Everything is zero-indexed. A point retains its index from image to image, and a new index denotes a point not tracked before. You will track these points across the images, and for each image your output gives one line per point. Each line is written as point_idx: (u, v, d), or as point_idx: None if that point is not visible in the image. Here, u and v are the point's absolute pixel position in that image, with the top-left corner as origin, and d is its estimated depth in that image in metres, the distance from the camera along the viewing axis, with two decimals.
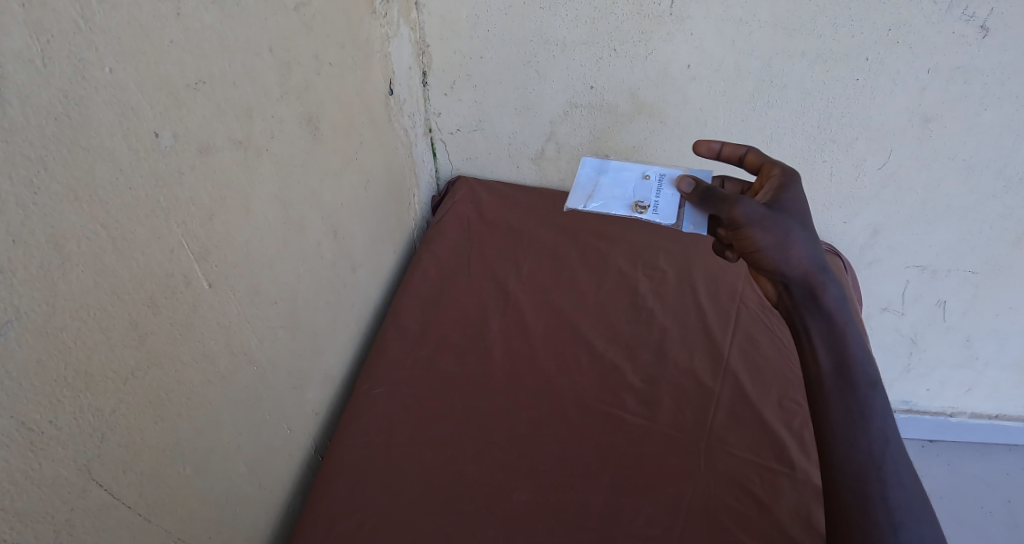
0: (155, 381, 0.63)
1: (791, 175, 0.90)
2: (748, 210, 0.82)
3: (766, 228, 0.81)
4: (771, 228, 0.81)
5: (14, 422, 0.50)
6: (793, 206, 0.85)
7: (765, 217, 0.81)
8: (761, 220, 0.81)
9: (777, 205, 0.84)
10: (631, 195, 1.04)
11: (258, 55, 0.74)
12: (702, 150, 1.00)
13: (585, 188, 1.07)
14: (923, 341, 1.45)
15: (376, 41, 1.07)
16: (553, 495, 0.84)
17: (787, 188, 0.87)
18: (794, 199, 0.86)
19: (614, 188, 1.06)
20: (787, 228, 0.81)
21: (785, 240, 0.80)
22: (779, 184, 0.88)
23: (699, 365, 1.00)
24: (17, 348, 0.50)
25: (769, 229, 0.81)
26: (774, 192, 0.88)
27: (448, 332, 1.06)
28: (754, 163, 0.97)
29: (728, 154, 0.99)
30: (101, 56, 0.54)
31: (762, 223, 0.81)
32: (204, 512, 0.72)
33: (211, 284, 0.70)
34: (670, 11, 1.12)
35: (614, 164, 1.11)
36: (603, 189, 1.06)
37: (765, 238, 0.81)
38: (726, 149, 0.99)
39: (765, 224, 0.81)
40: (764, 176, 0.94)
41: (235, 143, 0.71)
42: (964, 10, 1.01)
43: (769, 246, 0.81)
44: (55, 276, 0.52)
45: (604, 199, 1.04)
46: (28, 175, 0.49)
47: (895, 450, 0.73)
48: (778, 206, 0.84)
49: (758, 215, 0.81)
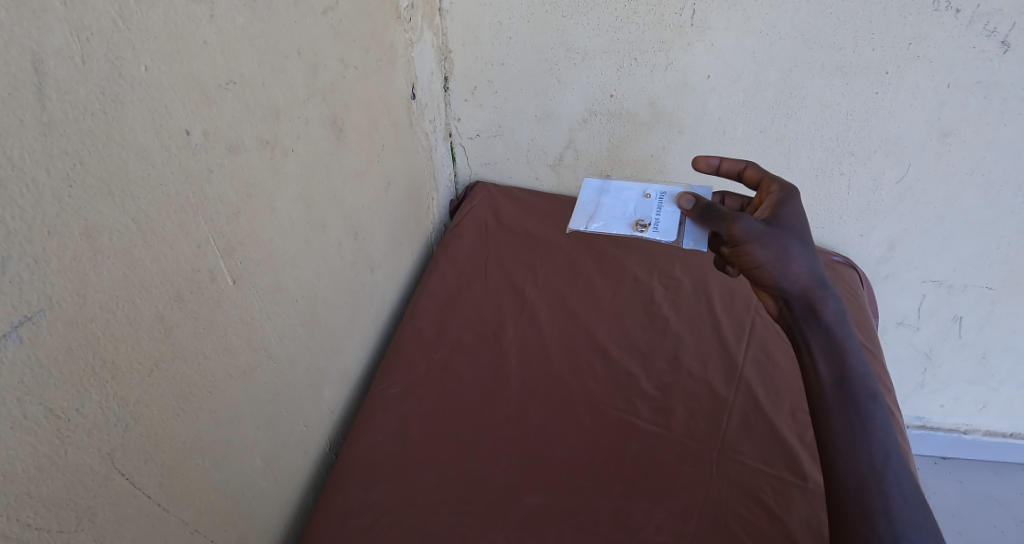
0: (179, 373, 0.64)
1: (790, 191, 0.90)
2: (747, 227, 0.82)
3: (765, 244, 0.81)
4: (770, 244, 0.81)
5: (43, 408, 0.51)
6: (791, 222, 0.85)
7: (763, 233, 0.82)
8: (760, 237, 0.81)
9: (775, 222, 0.84)
10: (632, 214, 1.05)
11: (287, 58, 0.76)
12: (701, 166, 1.01)
13: (587, 208, 1.09)
14: (938, 357, 1.44)
15: (400, 46, 1.08)
16: (565, 500, 0.84)
17: (785, 203, 0.88)
18: (792, 214, 0.86)
19: (615, 207, 1.07)
20: (785, 244, 0.81)
21: (784, 256, 0.81)
22: (778, 200, 0.88)
23: (712, 374, 1.01)
24: (48, 336, 0.51)
25: (768, 245, 0.81)
26: (772, 208, 0.88)
27: (463, 335, 1.07)
28: (753, 178, 0.97)
29: (727, 170, 0.99)
30: (138, 54, 0.55)
31: (760, 240, 0.82)
32: (220, 504, 0.73)
33: (235, 280, 0.71)
34: (691, 21, 1.12)
35: (615, 185, 1.12)
36: (606, 208, 1.08)
37: (764, 254, 0.81)
38: (725, 164, 0.99)
39: (764, 241, 0.81)
40: (763, 192, 0.94)
41: (262, 143, 0.73)
42: (985, 25, 1.01)
43: (768, 262, 0.81)
44: (87, 269, 0.53)
45: (605, 218, 1.05)
46: (64, 168, 0.50)
47: (896, 464, 0.73)
48: (776, 222, 0.84)
49: (757, 232, 0.82)
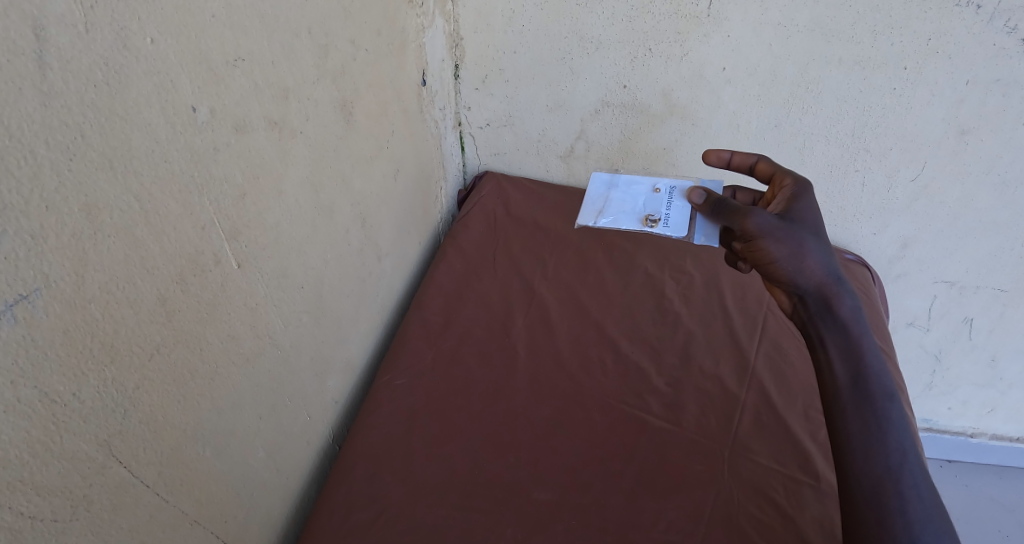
0: (180, 358, 0.62)
1: (803, 185, 0.87)
2: (760, 222, 0.80)
3: (779, 239, 0.79)
4: (784, 240, 0.79)
5: (37, 392, 0.49)
6: (805, 217, 0.82)
7: (778, 227, 0.79)
8: (774, 232, 0.79)
9: (790, 216, 0.82)
10: (642, 209, 1.02)
11: (297, 37, 0.73)
12: (712, 159, 0.99)
13: (595, 203, 1.07)
14: (948, 359, 1.43)
15: (411, 30, 1.06)
16: (573, 497, 0.82)
17: (799, 197, 0.85)
18: (806, 209, 0.84)
19: (624, 202, 1.04)
20: (800, 239, 0.79)
21: (799, 251, 0.79)
22: (791, 194, 0.86)
23: (724, 371, 0.98)
24: (44, 316, 0.49)
25: (782, 240, 0.79)
26: (786, 202, 0.85)
27: (471, 327, 1.05)
28: (765, 172, 0.95)
29: (738, 163, 0.97)
30: (143, 25, 0.53)
31: (774, 235, 0.79)
32: (219, 495, 0.71)
33: (241, 264, 0.69)
34: (707, 12, 1.10)
35: (625, 179, 1.09)
36: (614, 203, 1.05)
37: (778, 250, 0.79)
38: (736, 158, 0.97)
39: (778, 236, 0.79)
40: (775, 186, 0.91)
41: (271, 122, 0.71)
42: (1006, 22, 0.99)
43: (782, 257, 0.79)
44: (86, 247, 0.51)
45: (614, 214, 1.03)
46: (65, 141, 0.48)
47: (912, 463, 0.71)
48: (790, 217, 0.82)
49: (771, 226, 0.79)
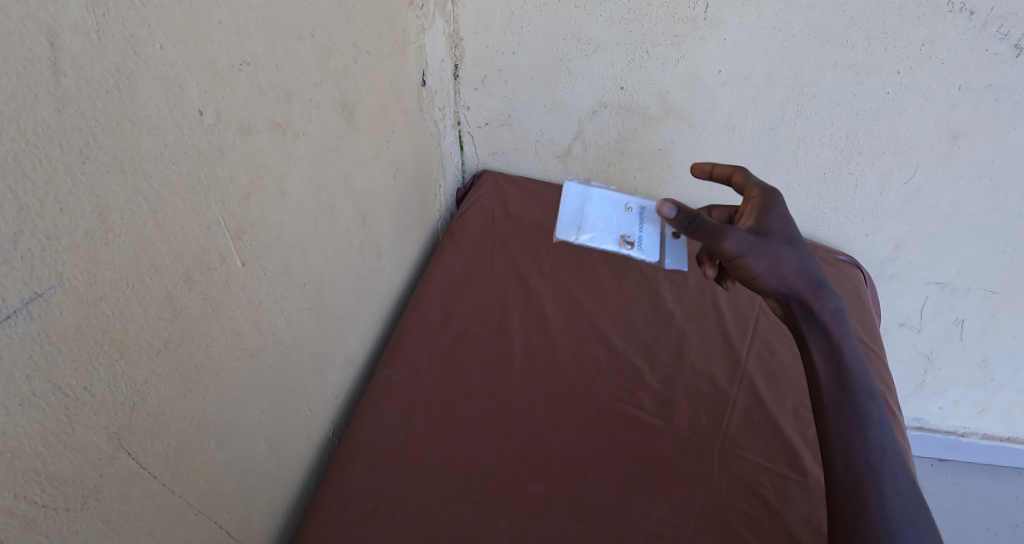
0: (186, 353, 0.64)
1: (770, 193, 0.86)
2: (737, 242, 0.79)
3: (757, 256, 0.79)
4: (762, 256, 0.79)
5: (51, 386, 0.51)
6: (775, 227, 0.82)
7: (754, 245, 0.79)
8: (752, 249, 0.79)
9: (763, 228, 0.81)
10: (618, 225, 1.04)
11: (300, 41, 0.75)
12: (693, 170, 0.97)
13: (573, 217, 1.06)
14: (939, 359, 1.45)
15: (412, 31, 1.07)
16: (566, 491, 0.85)
17: (769, 206, 0.84)
18: (776, 218, 0.83)
19: (602, 217, 1.05)
20: (777, 251, 0.79)
21: (777, 265, 0.79)
22: (762, 204, 0.85)
23: (716, 369, 1.01)
24: (58, 313, 0.51)
25: (760, 256, 0.79)
26: (756, 214, 0.84)
27: (469, 324, 1.07)
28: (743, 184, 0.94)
29: (718, 173, 0.95)
30: (152, 31, 0.55)
31: (752, 252, 0.79)
32: (223, 486, 0.73)
33: (245, 263, 0.71)
34: (704, 15, 1.12)
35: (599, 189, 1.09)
36: (593, 219, 1.05)
37: (759, 265, 0.79)
38: (716, 169, 0.95)
39: (756, 252, 0.79)
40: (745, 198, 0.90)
41: (275, 124, 0.73)
42: (998, 28, 1.01)
43: (763, 271, 0.80)
44: (98, 246, 0.53)
45: (593, 230, 1.04)
46: (78, 144, 0.50)
47: (892, 459, 0.74)
48: (764, 229, 0.81)
49: (748, 245, 0.79)
